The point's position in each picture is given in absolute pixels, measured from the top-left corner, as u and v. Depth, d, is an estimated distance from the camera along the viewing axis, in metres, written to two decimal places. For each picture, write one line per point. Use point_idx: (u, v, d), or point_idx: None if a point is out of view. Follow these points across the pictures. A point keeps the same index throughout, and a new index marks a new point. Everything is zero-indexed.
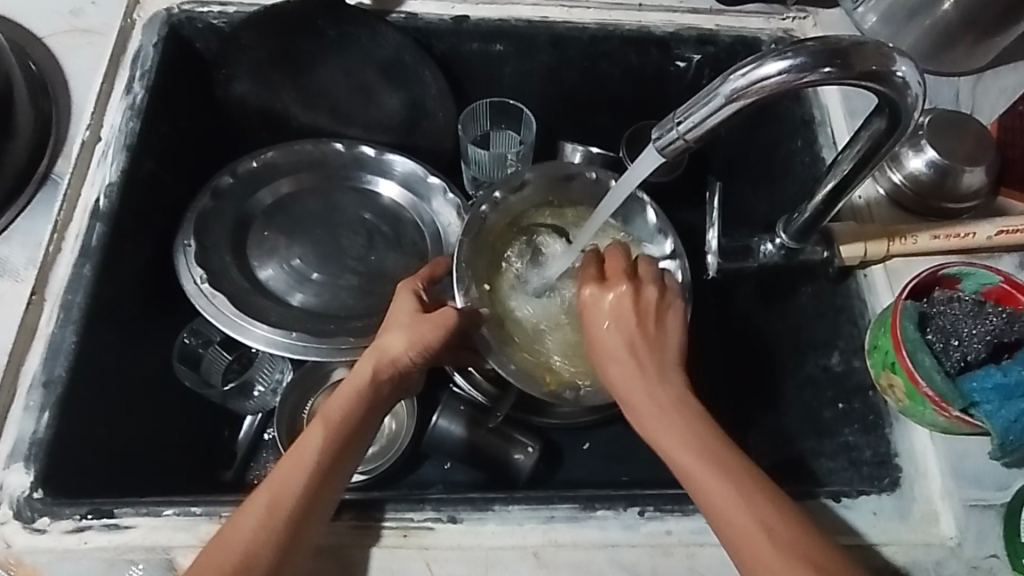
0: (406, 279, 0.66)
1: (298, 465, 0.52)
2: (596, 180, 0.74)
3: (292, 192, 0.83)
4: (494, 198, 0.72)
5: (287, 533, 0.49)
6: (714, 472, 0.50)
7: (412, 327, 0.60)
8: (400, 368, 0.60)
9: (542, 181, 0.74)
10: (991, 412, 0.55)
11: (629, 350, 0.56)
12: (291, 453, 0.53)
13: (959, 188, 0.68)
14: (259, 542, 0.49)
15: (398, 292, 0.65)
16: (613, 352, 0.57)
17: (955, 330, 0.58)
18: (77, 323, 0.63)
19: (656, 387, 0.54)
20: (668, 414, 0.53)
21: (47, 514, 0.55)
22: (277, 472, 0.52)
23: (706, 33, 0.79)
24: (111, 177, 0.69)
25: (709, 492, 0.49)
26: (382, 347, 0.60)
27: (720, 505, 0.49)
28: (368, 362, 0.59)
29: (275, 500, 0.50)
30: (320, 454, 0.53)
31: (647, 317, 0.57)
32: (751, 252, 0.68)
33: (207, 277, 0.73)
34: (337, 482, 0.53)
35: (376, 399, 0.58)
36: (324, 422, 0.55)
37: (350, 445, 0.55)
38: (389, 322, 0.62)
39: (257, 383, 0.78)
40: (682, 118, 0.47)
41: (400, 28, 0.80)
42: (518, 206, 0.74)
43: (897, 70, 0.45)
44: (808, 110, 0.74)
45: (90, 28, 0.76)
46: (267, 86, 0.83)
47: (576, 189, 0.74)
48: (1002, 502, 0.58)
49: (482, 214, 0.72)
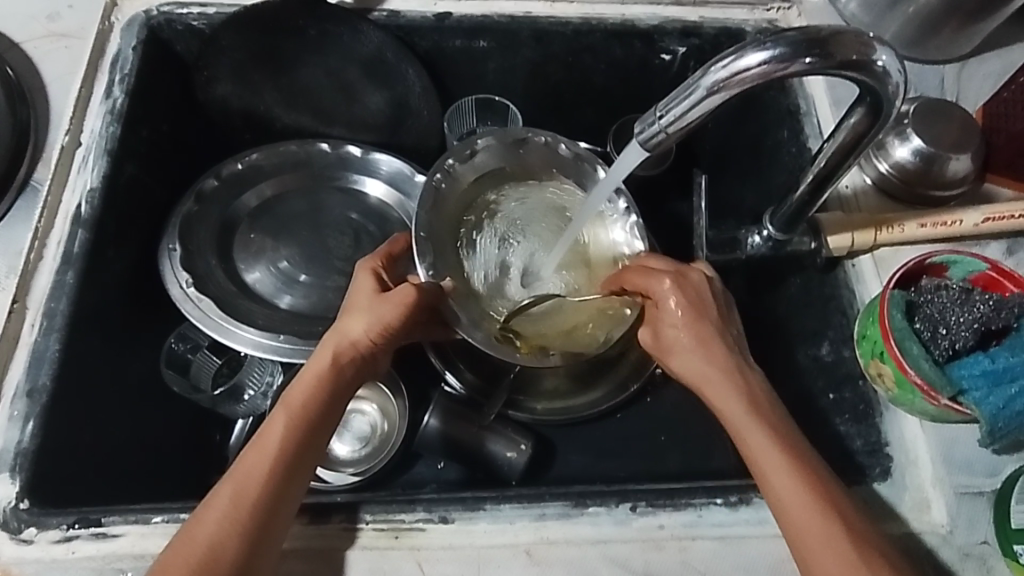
0: (365, 258, 0.65)
1: (261, 456, 0.52)
2: (547, 144, 0.73)
3: (277, 194, 0.82)
4: (448, 166, 0.69)
5: (253, 525, 0.49)
6: (762, 426, 0.53)
7: (370, 307, 0.59)
8: (361, 351, 0.59)
9: (495, 150, 0.72)
10: (979, 400, 0.55)
11: (697, 339, 0.58)
12: (255, 444, 0.53)
13: (944, 176, 0.68)
14: (224, 534, 0.49)
15: (356, 273, 0.64)
16: (677, 344, 0.58)
17: (942, 318, 0.58)
18: (61, 331, 0.63)
19: (725, 369, 0.56)
20: (735, 395, 0.55)
21: (34, 524, 0.55)
22: (241, 464, 0.52)
23: (691, 25, 0.79)
24: (92, 183, 0.68)
25: (783, 495, 0.50)
26: (342, 330, 0.59)
27: (769, 464, 0.51)
28: (328, 346, 0.58)
29: (238, 492, 0.50)
30: (285, 442, 0.53)
31: (704, 302, 0.59)
32: (738, 244, 0.70)
33: (194, 281, 0.72)
34: (302, 470, 0.53)
35: (339, 386, 0.57)
36: (285, 410, 0.55)
37: (312, 435, 0.54)
38: (348, 306, 0.61)
39: (247, 387, 0.75)
40: (664, 111, 0.47)
41: (382, 26, 0.79)
42: (476, 174, 0.72)
43: (877, 60, 0.45)
44: (793, 100, 0.74)
45: (67, 32, 0.75)
46: (249, 87, 0.82)
47: (528, 153, 0.73)
48: (993, 488, 0.58)
49: (436, 182, 0.69)
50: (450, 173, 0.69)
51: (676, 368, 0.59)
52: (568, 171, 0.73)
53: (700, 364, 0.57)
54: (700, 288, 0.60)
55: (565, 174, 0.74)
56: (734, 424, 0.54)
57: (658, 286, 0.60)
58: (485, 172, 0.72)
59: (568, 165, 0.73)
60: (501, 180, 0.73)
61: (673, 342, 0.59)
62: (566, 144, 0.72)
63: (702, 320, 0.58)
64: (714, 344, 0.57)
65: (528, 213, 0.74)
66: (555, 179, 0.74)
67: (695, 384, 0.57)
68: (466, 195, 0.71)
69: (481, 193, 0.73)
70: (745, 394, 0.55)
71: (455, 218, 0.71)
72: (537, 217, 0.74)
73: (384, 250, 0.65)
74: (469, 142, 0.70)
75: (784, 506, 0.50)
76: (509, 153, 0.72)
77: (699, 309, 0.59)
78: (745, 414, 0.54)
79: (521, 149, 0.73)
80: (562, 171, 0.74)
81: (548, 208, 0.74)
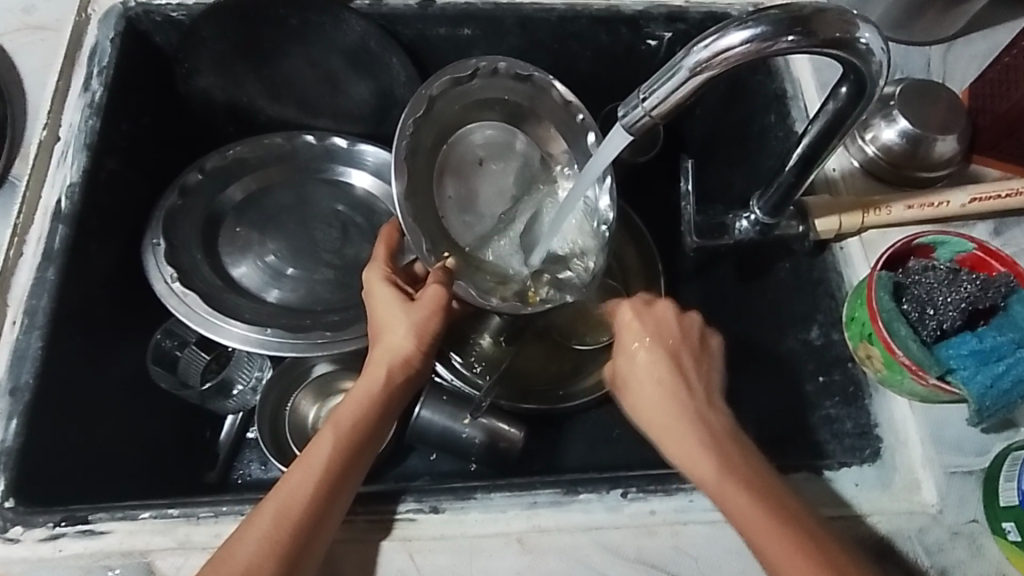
0: (370, 267, 0.63)
1: (307, 473, 0.51)
2: (501, 72, 0.68)
3: (262, 186, 0.81)
4: (407, 130, 0.63)
5: (295, 544, 0.49)
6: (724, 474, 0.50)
7: (412, 321, 0.59)
8: (413, 366, 0.59)
9: (447, 92, 0.66)
10: (967, 378, 0.55)
11: (656, 374, 0.56)
12: (301, 460, 0.53)
13: (932, 157, 0.68)
14: (265, 552, 0.48)
15: (371, 277, 0.62)
16: (637, 377, 0.57)
17: (929, 298, 0.58)
18: (43, 328, 0.62)
19: (683, 404, 0.54)
20: (693, 432, 0.53)
21: (19, 523, 0.55)
22: (287, 479, 0.52)
23: (676, 10, 0.78)
24: (71, 178, 0.67)
25: (766, 543, 0.47)
26: (390, 345, 0.59)
27: (735, 504, 0.49)
28: (380, 363, 0.58)
29: (283, 508, 0.50)
30: (332, 461, 0.53)
31: (674, 334, 0.59)
32: (726, 229, 0.69)
33: (179, 275, 0.70)
34: (347, 486, 0.53)
35: (387, 406, 0.58)
36: (334, 429, 0.55)
37: (359, 454, 0.54)
38: (382, 322, 0.60)
39: (237, 382, 0.76)
40: (647, 94, 0.46)
41: (364, 14, 0.78)
42: (437, 127, 0.67)
43: (860, 37, 0.44)
44: (780, 84, 0.74)
45: (43, 24, 0.74)
46: (231, 79, 0.81)
47: (484, 85, 0.68)
48: (982, 467, 0.58)
49: (401, 154, 0.63)
50: (413, 137, 0.64)
51: (635, 405, 0.57)
52: (520, 93, 0.70)
53: (651, 392, 0.56)
54: (666, 317, 0.59)
55: (517, 98, 0.70)
56: (688, 464, 0.52)
57: (623, 316, 0.60)
58: (444, 121, 0.67)
59: (518, 89, 0.70)
60: (460, 120, 0.69)
61: (630, 374, 0.58)
62: (516, 66, 0.68)
63: (662, 350, 0.57)
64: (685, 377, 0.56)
65: (484, 147, 0.71)
66: (510, 104, 0.71)
67: (649, 417, 0.55)
68: (431, 150, 0.66)
69: (444, 141, 0.68)
70: (707, 428, 0.53)
71: (427, 178, 0.66)
72: (494, 146, 0.72)
73: (383, 253, 0.64)
74: (424, 95, 0.64)
75: (761, 545, 0.47)
76: (460, 91, 0.67)
77: (663, 338, 0.58)
78: (701, 457, 0.51)
79: (471, 83, 0.67)
80: (516, 96, 0.70)
81: (499, 134, 0.72)
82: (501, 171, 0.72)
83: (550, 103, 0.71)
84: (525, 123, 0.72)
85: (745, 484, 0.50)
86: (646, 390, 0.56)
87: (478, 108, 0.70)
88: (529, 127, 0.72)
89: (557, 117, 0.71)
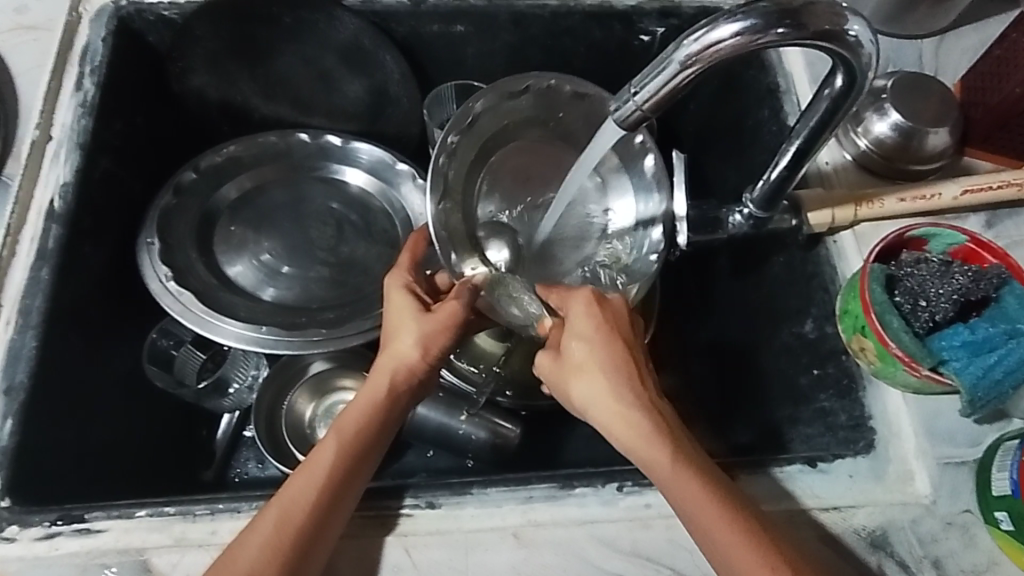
0: (393, 272, 0.62)
1: (309, 480, 0.52)
2: (553, 87, 0.69)
3: (256, 185, 0.81)
4: (449, 143, 0.66)
5: (295, 552, 0.49)
6: (679, 468, 0.50)
7: (420, 331, 0.58)
8: (418, 377, 0.58)
9: (495, 106, 0.68)
10: (959, 369, 0.55)
11: (609, 361, 0.54)
12: (303, 466, 0.53)
13: (923, 150, 0.68)
14: (266, 560, 0.48)
15: (387, 284, 0.62)
16: (588, 364, 0.54)
17: (922, 290, 0.58)
18: (37, 328, 0.62)
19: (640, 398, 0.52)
20: (645, 421, 0.51)
21: (15, 522, 0.55)
22: (289, 485, 0.52)
23: (669, 5, 0.78)
24: (65, 177, 0.67)
25: (716, 538, 0.48)
26: (396, 351, 0.58)
27: (683, 489, 0.49)
28: (385, 370, 0.58)
29: (284, 515, 0.50)
30: (333, 470, 0.52)
31: (621, 323, 0.56)
32: (718, 224, 0.67)
33: (173, 274, 0.71)
34: (352, 493, 0.53)
35: (388, 415, 0.57)
36: (336, 434, 0.55)
37: (360, 462, 0.54)
38: (392, 327, 0.59)
39: (232, 381, 0.77)
40: (638, 88, 0.46)
41: (357, 12, 0.78)
42: (478, 141, 0.68)
43: (849, 29, 0.44)
44: (773, 78, 0.74)
45: (34, 24, 0.74)
46: (224, 78, 0.81)
47: (531, 102, 0.70)
48: (975, 458, 0.58)
49: (441, 167, 0.66)
50: (453, 150, 0.66)
51: (580, 392, 0.54)
52: (571, 109, 0.70)
53: (607, 380, 0.53)
54: (617, 308, 0.57)
55: (570, 115, 0.71)
56: (641, 453, 0.51)
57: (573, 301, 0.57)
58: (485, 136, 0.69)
59: (573, 106, 0.70)
60: (507, 134, 0.70)
61: (577, 361, 0.55)
62: (567, 83, 0.68)
63: (615, 340, 0.55)
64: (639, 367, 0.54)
65: (529, 161, 0.72)
66: (561, 121, 0.71)
67: (598, 407, 0.53)
68: (474, 160, 0.69)
69: (487, 154, 0.70)
70: (654, 416, 0.52)
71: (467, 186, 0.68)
72: (544, 163, 0.72)
73: (406, 259, 0.64)
74: (465, 110, 0.66)
75: (715, 542, 0.48)
76: (508, 104, 0.68)
77: (615, 327, 0.56)
78: (655, 445, 0.51)
79: (519, 99, 0.69)
80: (566, 112, 0.71)
81: (550, 151, 0.72)
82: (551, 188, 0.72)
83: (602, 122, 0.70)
84: (571, 138, 0.72)
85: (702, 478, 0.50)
86: (598, 380, 0.53)
87: (526, 124, 0.71)
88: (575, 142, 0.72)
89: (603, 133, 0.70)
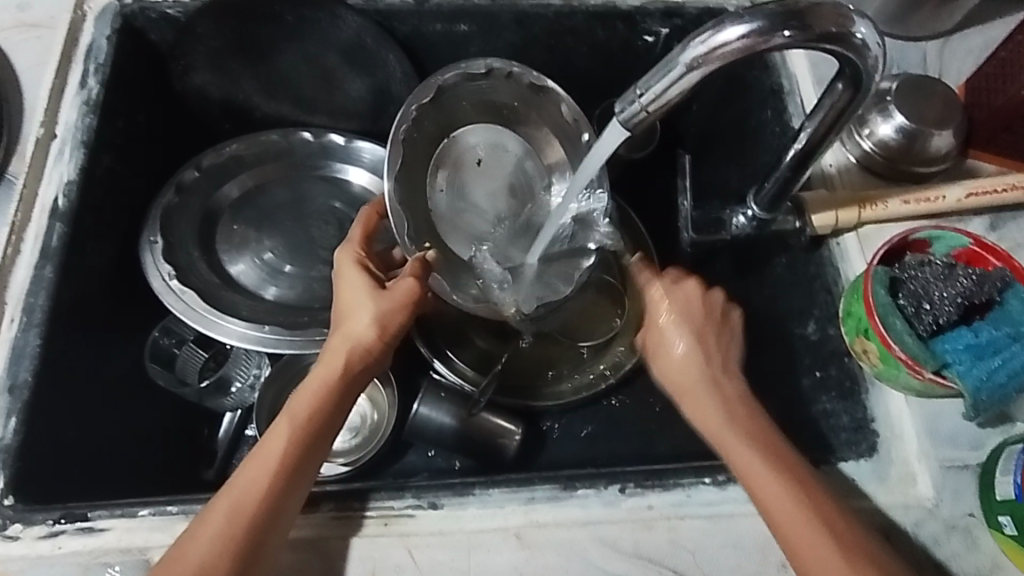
0: (343, 248, 0.62)
1: (262, 469, 0.51)
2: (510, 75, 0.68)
3: (258, 184, 0.81)
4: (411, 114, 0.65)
5: (249, 541, 0.49)
6: (742, 437, 0.54)
7: (376, 310, 0.57)
8: (371, 359, 0.58)
9: (458, 88, 0.68)
10: (963, 372, 0.55)
11: (691, 344, 0.59)
12: (255, 454, 0.53)
13: (927, 152, 0.68)
14: (218, 550, 0.48)
15: (342, 261, 0.60)
16: (671, 349, 0.59)
17: (925, 293, 0.58)
18: (40, 326, 0.62)
19: (705, 376, 0.57)
20: (714, 400, 0.56)
21: (19, 521, 0.55)
22: (241, 475, 0.51)
23: (673, 6, 0.78)
24: (68, 176, 0.67)
25: (772, 507, 0.51)
26: (349, 332, 0.57)
27: (747, 466, 0.53)
28: (339, 351, 0.57)
29: (237, 506, 0.50)
30: (285, 457, 0.52)
31: (696, 305, 0.61)
32: (722, 225, 0.69)
33: (176, 273, 0.70)
34: (304, 476, 0.53)
35: (343, 397, 0.56)
36: (289, 421, 0.54)
37: (313, 448, 0.54)
38: (346, 307, 0.58)
39: (234, 380, 0.76)
40: (644, 90, 0.46)
41: (361, 11, 0.77)
42: (441, 118, 0.68)
43: (857, 32, 0.44)
44: (777, 79, 0.74)
45: (38, 22, 0.74)
46: (227, 76, 0.81)
47: (490, 89, 0.69)
48: (977, 461, 0.58)
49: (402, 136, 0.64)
50: (415, 121, 0.65)
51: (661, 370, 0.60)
52: (531, 103, 0.71)
53: (684, 362, 0.58)
54: (691, 293, 0.62)
55: (526, 106, 0.71)
56: (709, 428, 0.56)
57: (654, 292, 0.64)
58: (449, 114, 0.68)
59: (529, 97, 0.70)
60: (466, 117, 0.70)
61: (659, 347, 0.61)
62: (530, 75, 0.69)
63: (687, 326, 0.60)
64: (709, 346, 0.59)
65: (487, 147, 0.71)
66: (518, 112, 0.71)
67: (675, 384, 0.59)
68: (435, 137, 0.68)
69: (446, 133, 0.69)
70: (721, 397, 0.57)
71: (424, 163, 0.67)
72: (496, 153, 0.72)
73: (359, 232, 0.63)
74: (433, 82, 0.65)
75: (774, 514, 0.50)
76: (472, 88, 0.68)
77: (685, 313, 0.61)
78: (722, 421, 0.55)
79: (482, 82, 0.69)
80: (524, 103, 0.71)
81: (502, 141, 0.72)
82: (498, 175, 0.72)
83: (556, 117, 0.71)
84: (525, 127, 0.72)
85: (762, 451, 0.53)
86: (675, 360, 0.59)
87: (485, 109, 0.70)
88: (529, 133, 0.72)
89: (561, 129, 0.71)
